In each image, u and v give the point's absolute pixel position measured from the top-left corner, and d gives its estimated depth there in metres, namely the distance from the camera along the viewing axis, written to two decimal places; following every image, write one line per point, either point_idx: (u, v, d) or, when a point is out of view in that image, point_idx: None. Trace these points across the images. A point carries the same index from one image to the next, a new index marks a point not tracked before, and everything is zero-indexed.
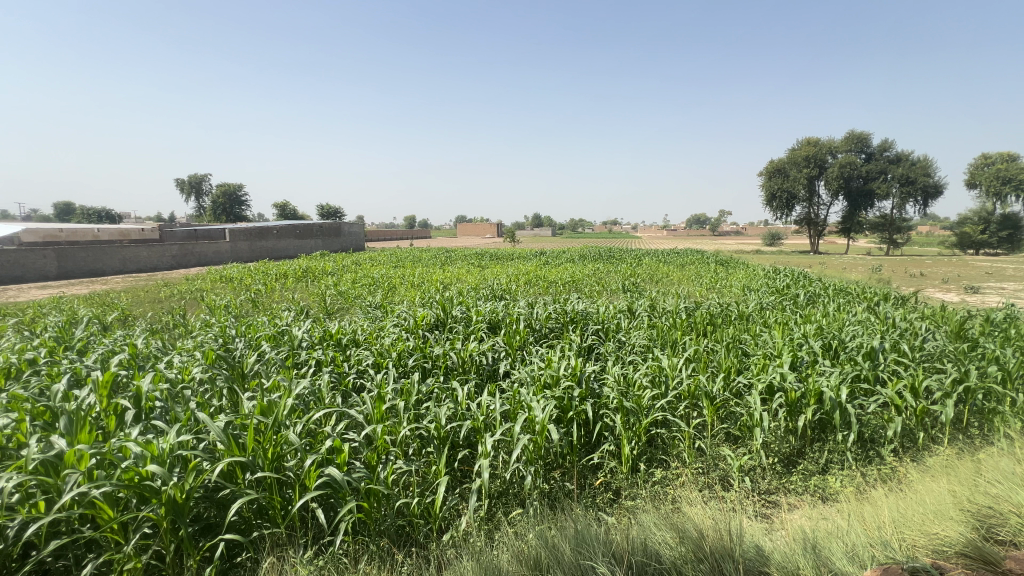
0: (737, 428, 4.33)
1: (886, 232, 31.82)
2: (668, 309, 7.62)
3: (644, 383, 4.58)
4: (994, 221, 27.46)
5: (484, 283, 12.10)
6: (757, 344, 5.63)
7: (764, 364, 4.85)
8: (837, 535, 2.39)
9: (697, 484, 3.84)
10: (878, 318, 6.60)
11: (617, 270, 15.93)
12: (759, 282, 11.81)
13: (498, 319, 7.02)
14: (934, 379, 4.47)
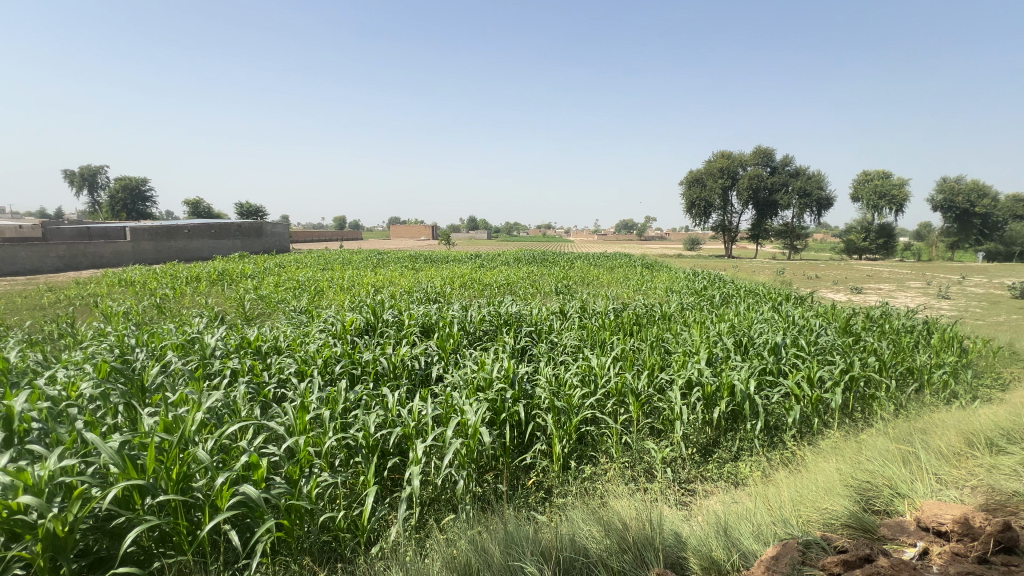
0: (660, 422, 4.58)
1: (788, 239, 35.26)
2: (597, 310, 7.91)
3: (574, 382, 4.71)
4: (874, 230, 31.36)
5: (418, 286, 11.89)
6: (678, 343, 5.99)
7: (683, 360, 5.18)
8: (745, 517, 2.59)
9: (624, 478, 4.00)
10: (781, 316, 7.28)
11: (550, 273, 16.34)
12: (680, 284, 12.62)
13: (432, 323, 6.91)
14: (826, 369, 5.01)
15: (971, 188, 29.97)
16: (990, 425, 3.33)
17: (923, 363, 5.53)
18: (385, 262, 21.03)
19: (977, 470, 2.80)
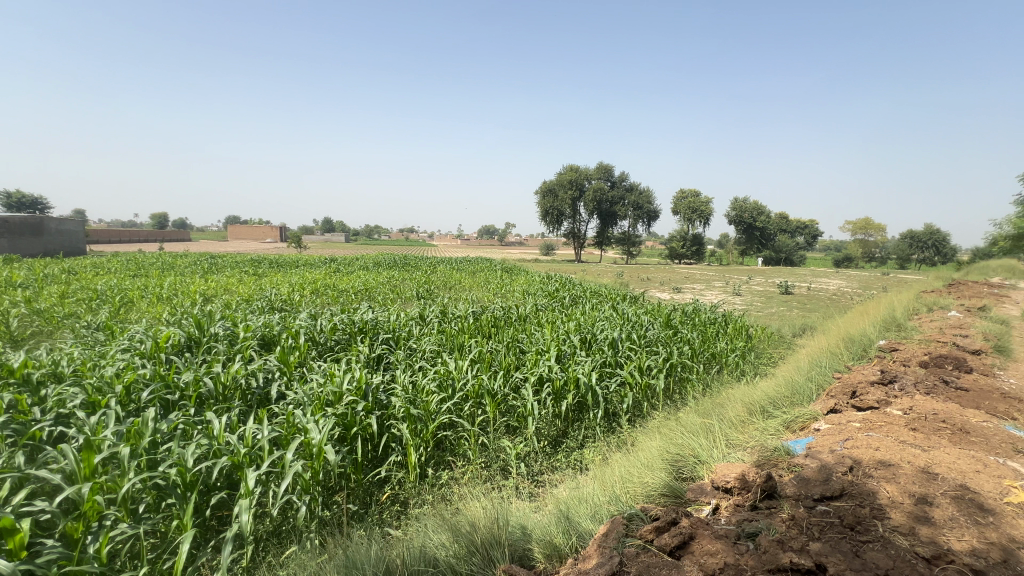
0: (515, 419, 4.73)
1: (626, 246, 39.94)
2: (457, 314, 7.93)
3: (432, 388, 4.60)
4: (689, 239, 37.36)
5: (259, 294, 10.57)
6: (531, 342, 6.31)
7: (536, 358, 5.44)
8: (585, 500, 2.81)
9: (481, 479, 4.05)
10: (619, 314, 8.19)
11: (412, 277, 16.00)
12: (536, 287, 13.42)
13: (273, 335, 6.17)
14: (652, 359, 5.76)
15: (753, 207, 37.58)
16: (762, 395, 4.17)
17: (722, 349, 6.74)
18: (216, 267, 18.22)
19: (754, 433, 3.48)
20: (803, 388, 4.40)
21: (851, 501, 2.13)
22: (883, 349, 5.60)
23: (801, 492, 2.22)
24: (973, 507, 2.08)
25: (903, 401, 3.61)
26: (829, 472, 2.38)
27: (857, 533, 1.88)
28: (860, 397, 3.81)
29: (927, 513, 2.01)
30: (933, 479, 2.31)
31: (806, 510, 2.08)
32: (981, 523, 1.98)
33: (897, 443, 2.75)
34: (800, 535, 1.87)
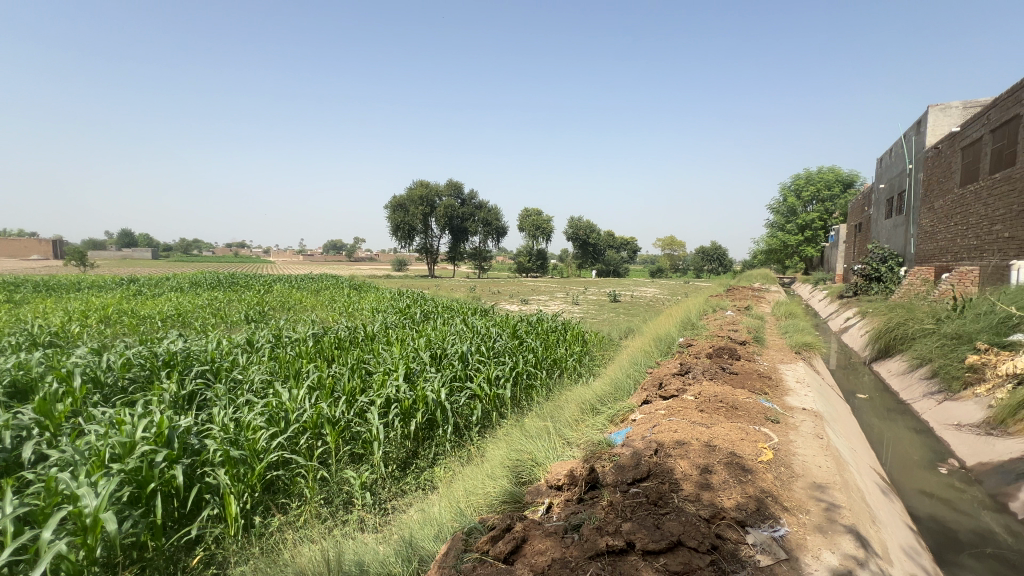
0: (359, 446, 4.34)
1: (477, 261, 41.08)
2: (294, 337, 7.11)
3: (258, 423, 3.92)
4: (534, 254, 40.05)
5: (10, 327, 8.06)
6: (378, 362, 5.95)
7: (384, 379, 5.05)
8: (429, 522, 2.73)
9: (319, 519, 3.65)
10: (470, 328, 8.28)
11: (240, 298, 13.97)
12: (386, 304, 12.86)
13: (30, 379, 4.74)
14: (500, 369, 5.92)
15: (586, 225, 42.12)
16: (592, 394, 4.61)
17: (562, 354, 7.31)
18: None
19: (585, 430, 3.81)
20: (624, 384, 4.99)
21: (655, 480, 2.46)
22: (682, 345, 6.71)
23: (618, 478, 2.48)
24: (738, 468, 2.59)
25: (694, 387, 4.36)
26: (639, 457, 2.72)
27: (657, 507, 2.18)
28: (665, 387, 4.48)
29: (708, 480, 2.43)
30: (713, 450, 2.82)
31: (621, 495, 2.34)
32: (743, 481, 2.47)
33: (689, 423, 3.29)
34: (615, 518, 2.09)
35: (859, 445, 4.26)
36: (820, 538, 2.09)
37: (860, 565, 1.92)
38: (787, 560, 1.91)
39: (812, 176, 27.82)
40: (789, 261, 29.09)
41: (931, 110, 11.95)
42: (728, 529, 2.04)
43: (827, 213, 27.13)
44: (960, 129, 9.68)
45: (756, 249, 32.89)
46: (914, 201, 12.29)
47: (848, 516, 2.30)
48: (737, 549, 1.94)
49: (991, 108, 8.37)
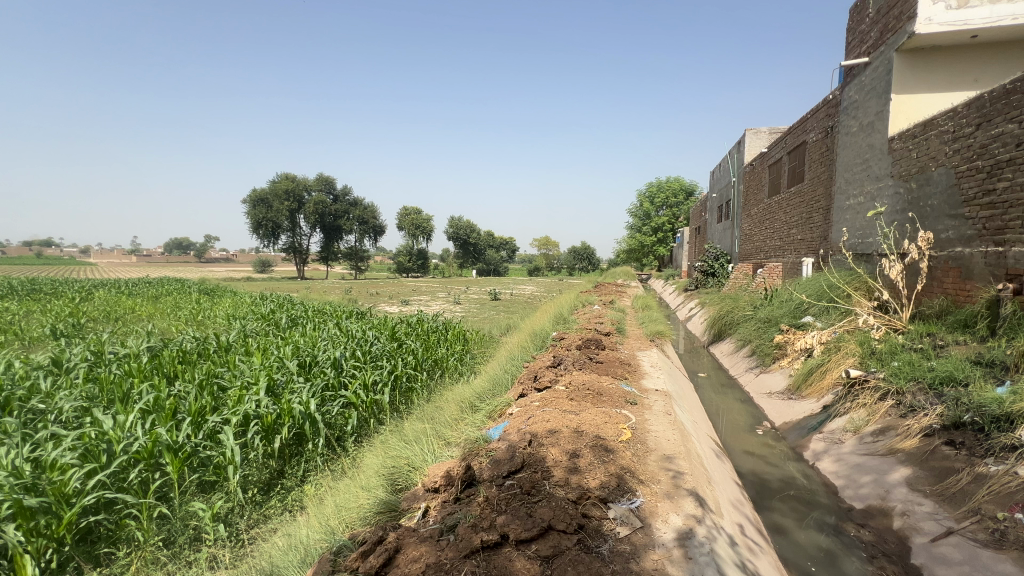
0: (210, 473, 3.74)
1: (353, 261, 38.69)
2: (121, 351, 5.90)
3: (67, 461, 3.10)
4: (414, 254, 38.99)
5: None
6: (234, 376, 5.20)
7: (241, 394, 4.42)
8: (294, 547, 2.47)
9: (156, 567, 3.05)
10: (344, 332, 7.71)
11: (42, 309, 11.20)
12: (245, 310, 11.38)
13: None
14: (378, 373, 5.61)
15: (466, 225, 42.34)
16: (472, 392, 4.62)
17: (443, 354, 7.22)
18: None
19: (465, 429, 3.80)
20: (503, 380, 5.10)
21: (528, 470, 2.55)
22: (555, 339, 7.08)
23: (494, 473, 2.52)
24: (601, 450, 2.81)
25: (565, 378, 4.64)
26: (514, 449, 2.80)
27: (529, 495, 2.27)
28: (540, 379, 4.69)
29: (576, 464, 2.60)
30: (580, 435, 3.02)
31: (497, 489, 2.38)
32: (606, 461, 2.69)
33: (560, 412, 3.49)
34: (491, 513, 2.12)
35: (700, 417, 4.93)
36: (668, 503, 2.36)
37: (699, 521, 2.21)
38: (641, 527, 2.13)
39: (662, 184, 31.37)
40: (646, 259, 32.62)
41: (748, 133, 14.35)
42: (593, 507, 2.20)
43: (675, 217, 30.97)
44: (768, 150, 11.79)
45: (619, 248, 36.27)
46: (737, 208, 14.65)
47: (690, 480, 2.64)
48: (600, 524, 2.10)
49: (788, 134, 10.33)
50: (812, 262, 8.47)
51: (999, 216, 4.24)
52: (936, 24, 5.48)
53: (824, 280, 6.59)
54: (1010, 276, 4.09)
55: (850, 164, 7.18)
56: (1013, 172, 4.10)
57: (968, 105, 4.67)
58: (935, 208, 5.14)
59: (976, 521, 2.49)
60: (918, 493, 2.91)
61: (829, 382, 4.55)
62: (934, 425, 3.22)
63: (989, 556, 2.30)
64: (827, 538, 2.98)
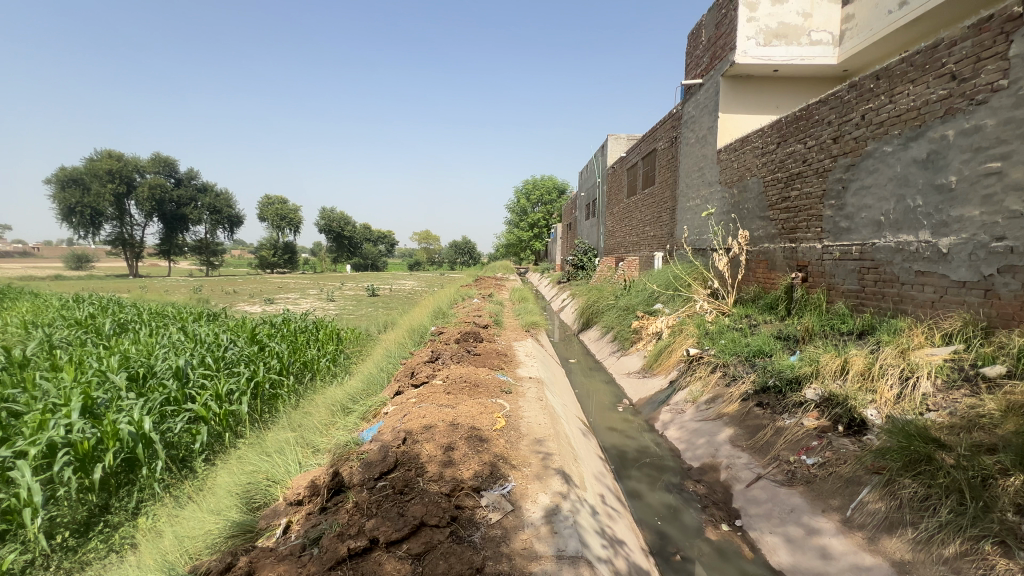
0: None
1: (205, 255, 33.45)
2: None
3: None
4: (280, 247, 35.26)
5: None
6: (34, 398, 4.15)
7: (43, 418, 3.53)
8: None
9: None
10: (189, 337, 6.64)
11: None
12: (52, 315, 9.18)
13: None
14: (234, 381, 4.95)
15: (339, 216, 39.65)
16: (344, 394, 4.34)
17: (313, 356, 6.66)
18: None
19: (336, 433, 3.54)
20: (378, 379, 4.88)
21: (402, 469, 2.49)
22: (434, 334, 7.01)
23: (365, 476, 2.40)
24: (476, 440, 2.86)
25: (442, 372, 4.62)
26: (387, 449, 2.71)
27: (401, 495, 2.22)
28: (417, 375, 4.60)
29: (450, 457, 2.61)
30: (456, 428, 3.04)
31: (368, 492, 2.27)
32: (480, 450, 2.74)
33: (436, 407, 3.46)
34: (360, 518, 2.02)
35: (569, 400, 5.30)
36: (537, 483, 2.49)
37: (565, 497, 2.37)
38: (512, 511, 2.21)
39: (537, 182, 32.79)
40: (524, 253, 34.00)
41: (610, 138, 15.70)
42: (465, 498, 2.23)
43: (550, 214, 32.65)
44: (626, 155, 13.03)
45: (498, 243, 37.15)
46: (602, 207, 15.96)
47: (557, 459, 2.82)
48: (473, 514, 2.14)
49: (641, 141, 11.52)
50: (662, 255, 9.60)
51: (792, 219, 5.25)
52: (750, 57, 6.56)
53: (671, 271, 7.51)
54: (800, 267, 5.11)
55: (690, 171, 8.28)
56: (801, 183, 5.10)
57: (771, 127, 5.68)
58: (750, 211, 6.18)
59: (776, 465, 3.07)
60: (738, 448, 3.49)
61: (675, 360, 5.22)
62: (749, 391, 3.89)
63: (784, 492, 2.85)
64: (672, 496, 3.42)
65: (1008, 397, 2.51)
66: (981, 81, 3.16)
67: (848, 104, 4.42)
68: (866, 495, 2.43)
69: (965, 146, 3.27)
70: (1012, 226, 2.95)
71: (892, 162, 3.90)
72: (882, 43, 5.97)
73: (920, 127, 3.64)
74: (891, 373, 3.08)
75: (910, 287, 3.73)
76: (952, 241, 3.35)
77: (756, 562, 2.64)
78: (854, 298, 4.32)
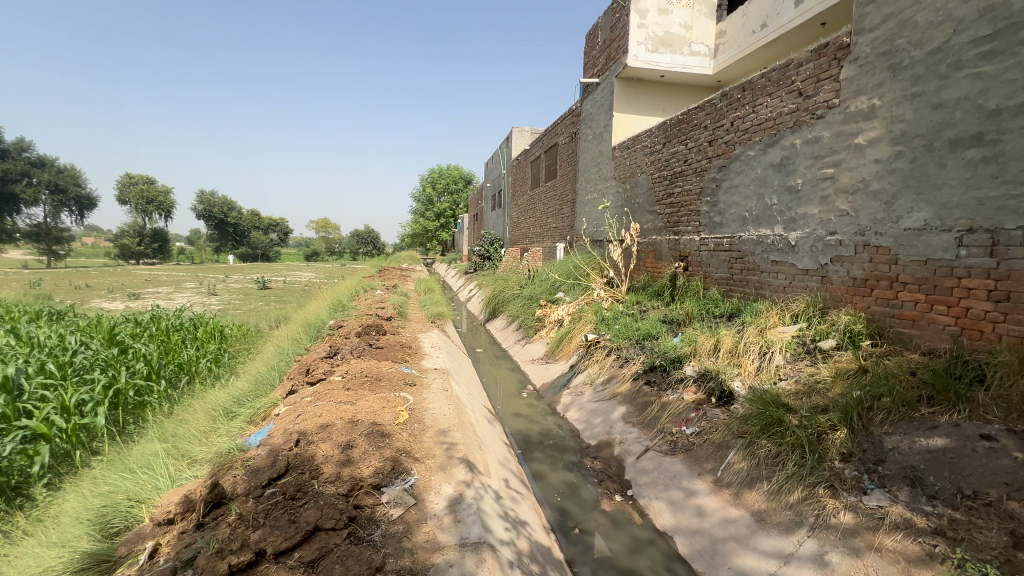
0: None
1: (46, 241, 27.65)
2: None
3: None
4: (147, 234, 30.66)
5: None
6: None
7: None
8: None
9: None
10: (20, 340, 5.48)
11: None
12: None
13: None
14: (84, 390, 4.18)
15: (221, 201, 35.60)
16: (227, 397, 3.90)
17: (189, 357, 5.89)
18: None
19: (217, 439, 3.17)
20: (268, 379, 4.47)
21: (294, 473, 2.32)
22: (334, 328, 6.59)
23: (250, 484, 2.20)
24: (377, 436, 2.76)
25: (341, 368, 4.38)
26: (277, 453, 2.50)
27: (293, 500, 2.07)
28: (312, 372, 4.31)
29: (348, 456, 2.49)
30: (355, 425, 2.90)
31: (254, 502, 2.08)
32: (381, 446, 2.65)
33: (333, 405, 3.27)
34: (244, 531, 1.85)
35: (475, 389, 5.34)
36: (441, 474, 2.48)
37: (468, 484, 2.39)
38: (415, 504, 2.18)
39: (443, 171, 32.32)
40: (430, 244, 33.38)
41: (514, 130, 15.95)
42: (365, 497, 2.15)
43: (456, 204, 32.40)
44: (529, 147, 13.32)
45: (403, 232, 36.08)
46: (507, 198, 16.20)
47: (462, 448, 2.82)
48: (373, 512, 2.07)
49: (544, 135, 11.84)
50: (563, 246, 10.01)
51: (676, 213, 5.76)
52: (640, 61, 7.02)
53: (571, 261, 7.87)
54: (682, 257, 5.64)
55: (588, 166, 8.70)
56: (682, 181, 5.61)
57: (657, 128, 6.16)
58: (640, 205, 6.67)
59: (661, 437, 3.38)
60: (629, 424, 3.78)
61: (574, 346, 5.50)
62: (638, 370, 4.23)
63: (668, 460, 3.16)
64: (572, 474, 3.61)
65: (837, 365, 3.03)
66: (820, 98, 3.71)
67: (720, 111, 4.93)
68: (732, 456, 2.77)
69: (808, 154, 3.82)
70: (842, 222, 3.54)
71: (754, 165, 4.44)
72: (747, 59, 6.77)
73: (776, 135, 4.18)
74: (753, 349, 3.54)
75: (768, 275, 4.30)
76: (799, 235, 3.92)
77: (644, 526, 2.90)
78: (725, 284, 4.88)
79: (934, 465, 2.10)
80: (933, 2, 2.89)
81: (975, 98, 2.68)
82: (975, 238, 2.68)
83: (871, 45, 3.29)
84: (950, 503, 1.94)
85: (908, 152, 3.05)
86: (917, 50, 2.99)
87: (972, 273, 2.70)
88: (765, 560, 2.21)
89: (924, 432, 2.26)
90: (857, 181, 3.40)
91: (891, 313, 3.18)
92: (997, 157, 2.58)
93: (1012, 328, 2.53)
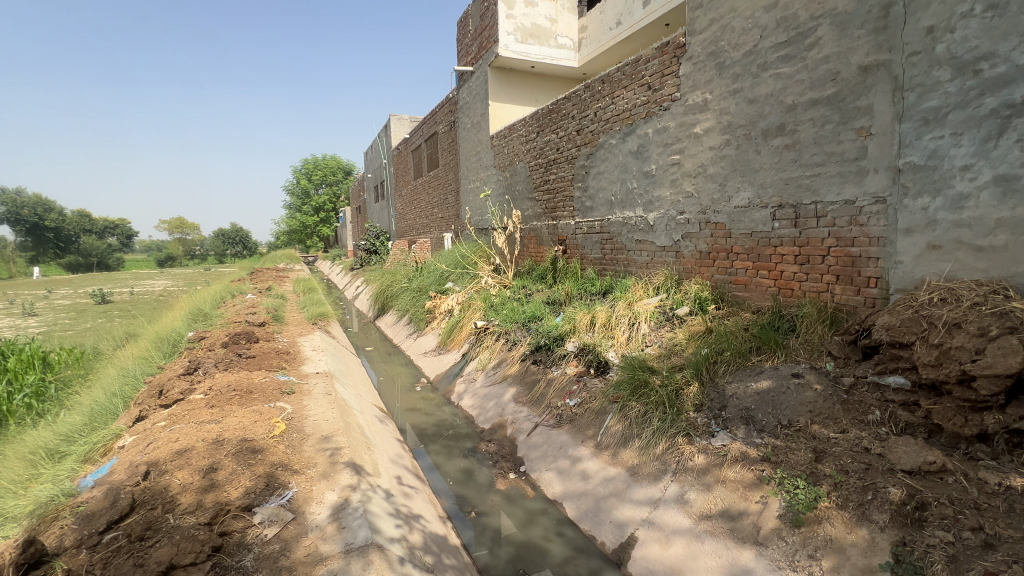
0: None
1: None
2: None
3: None
4: None
5: None
6: None
7: None
8: None
9: None
10: None
11: None
12: None
13: None
14: None
15: (31, 200, 29.10)
16: (51, 436, 3.22)
17: None
18: None
19: (36, 487, 2.60)
20: (108, 408, 3.78)
21: (142, 510, 2.01)
22: (194, 341, 5.78)
23: (81, 533, 1.85)
24: (246, 453, 2.51)
25: (202, 385, 3.87)
26: (117, 492, 2.13)
27: (141, 541, 1.80)
28: (166, 395, 3.74)
29: (212, 480, 2.22)
30: (220, 445, 2.61)
31: (89, 552, 1.76)
32: (251, 464, 2.42)
33: (193, 427, 2.89)
34: None
35: (365, 390, 5.11)
36: (324, 483, 2.34)
37: (354, 488, 2.28)
38: (293, 519, 2.03)
39: (318, 160, 30.05)
40: (309, 240, 30.92)
41: (391, 118, 15.34)
42: (232, 521, 1.95)
43: (335, 196, 30.36)
44: (409, 137, 12.94)
45: (277, 230, 32.89)
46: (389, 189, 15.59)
47: (346, 451, 2.69)
48: (243, 537, 1.89)
49: (422, 124, 11.59)
50: (450, 236, 9.96)
51: (552, 199, 6.04)
52: (511, 51, 7.17)
53: (458, 251, 7.86)
54: (561, 241, 5.95)
55: (468, 154, 8.71)
56: (556, 168, 5.89)
57: (530, 117, 6.38)
58: (519, 192, 6.88)
59: (548, 412, 3.56)
60: (520, 404, 3.93)
61: (464, 334, 5.53)
62: (525, 352, 4.38)
63: (555, 433, 3.34)
64: (467, 460, 3.65)
65: (690, 329, 3.45)
66: (665, 91, 4.13)
67: (585, 102, 5.23)
68: (609, 421, 3.01)
69: (659, 142, 4.25)
70: (688, 203, 4.01)
71: (616, 152, 4.82)
72: (607, 54, 7.30)
73: (632, 125, 4.56)
74: (623, 322, 3.88)
75: (634, 253, 4.72)
76: (656, 216, 4.36)
77: (537, 498, 3.05)
78: (599, 264, 5.26)
79: (761, 404, 2.50)
80: (744, 11, 3.37)
81: (778, 94, 3.18)
82: (785, 213, 3.22)
83: (701, 45, 3.73)
84: (773, 433, 2.34)
85: (734, 141, 3.53)
86: (735, 52, 3.46)
87: (783, 242, 3.24)
88: (639, 508, 2.46)
89: (754, 377, 2.68)
90: (697, 166, 3.87)
91: (729, 279, 3.70)
92: (796, 144, 3.11)
93: (812, 285, 3.09)
